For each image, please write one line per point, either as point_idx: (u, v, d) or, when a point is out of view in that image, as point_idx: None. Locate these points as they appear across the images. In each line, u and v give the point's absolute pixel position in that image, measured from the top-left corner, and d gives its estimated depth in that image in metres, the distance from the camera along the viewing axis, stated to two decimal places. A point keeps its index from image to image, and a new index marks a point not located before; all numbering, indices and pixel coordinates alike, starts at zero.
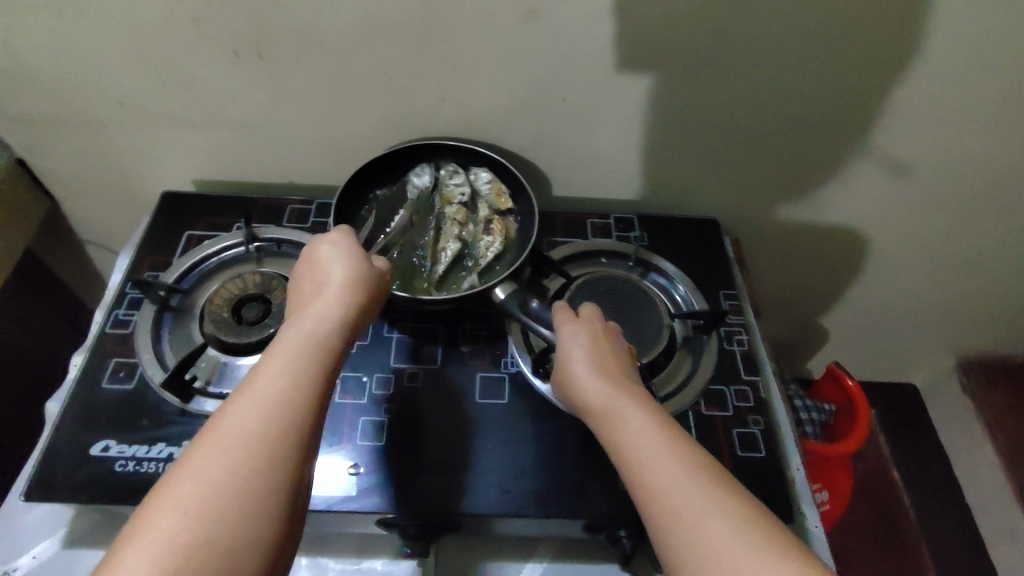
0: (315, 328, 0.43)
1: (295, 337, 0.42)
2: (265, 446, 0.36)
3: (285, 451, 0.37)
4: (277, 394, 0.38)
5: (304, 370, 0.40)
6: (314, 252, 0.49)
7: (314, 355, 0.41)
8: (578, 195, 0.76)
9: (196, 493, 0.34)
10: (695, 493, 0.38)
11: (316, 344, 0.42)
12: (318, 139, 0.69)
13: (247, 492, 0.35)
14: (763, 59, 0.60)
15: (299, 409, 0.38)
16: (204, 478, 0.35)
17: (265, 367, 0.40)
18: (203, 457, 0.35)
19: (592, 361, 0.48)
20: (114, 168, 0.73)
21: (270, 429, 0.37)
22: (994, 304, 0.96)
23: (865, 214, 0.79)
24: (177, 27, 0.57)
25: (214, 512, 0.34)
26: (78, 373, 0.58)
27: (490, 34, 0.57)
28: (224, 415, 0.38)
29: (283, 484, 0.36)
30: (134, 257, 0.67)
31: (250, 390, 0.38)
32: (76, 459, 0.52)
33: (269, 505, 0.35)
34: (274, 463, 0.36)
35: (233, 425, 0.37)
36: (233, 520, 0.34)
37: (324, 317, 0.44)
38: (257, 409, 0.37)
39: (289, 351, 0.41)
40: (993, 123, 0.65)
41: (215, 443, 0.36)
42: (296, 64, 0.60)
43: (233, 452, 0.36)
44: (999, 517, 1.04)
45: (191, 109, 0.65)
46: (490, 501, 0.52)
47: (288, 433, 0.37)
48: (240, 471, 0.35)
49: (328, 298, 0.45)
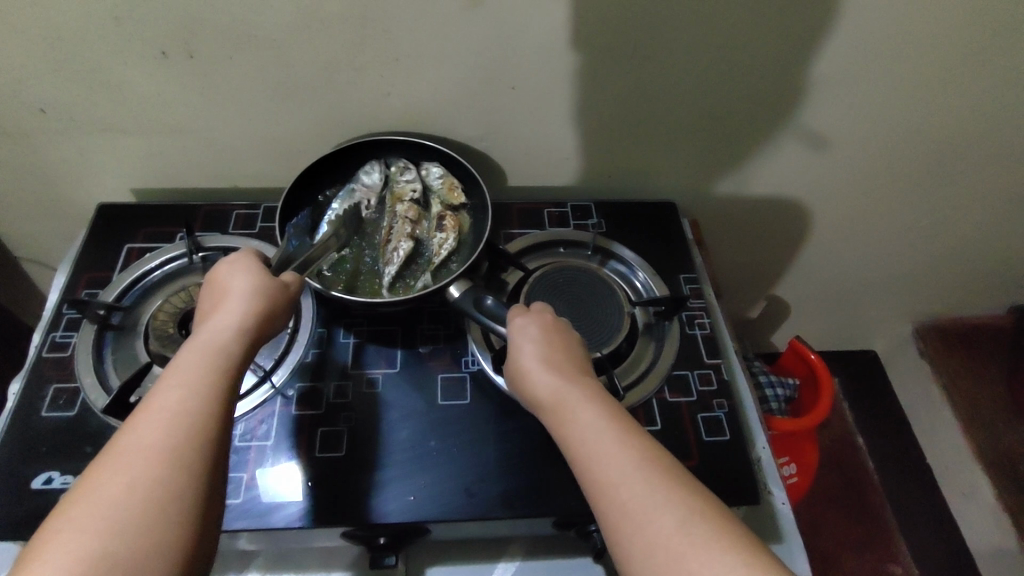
0: (218, 339, 0.41)
1: (198, 350, 0.40)
2: (169, 460, 0.34)
3: (191, 462, 0.35)
4: (177, 408, 0.36)
5: (207, 381, 0.38)
6: (217, 269, 0.47)
7: (217, 366, 0.40)
8: (534, 185, 0.75)
9: (95, 513, 0.32)
10: (629, 474, 0.38)
11: (221, 355, 0.40)
12: (260, 140, 0.66)
13: (151, 508, 0.33)
14: (711, 39, 0.59)
15: (205, 421, 0.37)
16: (103, 497, 0.33)
17: (163, 384, 0.38)
18: (101, 480, 0.33)
19: (540, 351, 0.47)
20: (43, 181, 0.69)
21: (172, 442, 0.35)
22: (946, 268, 0.99)
23: (817, 187, 0.80)
24: (98, 28, 0.53)
25: (115, 531, 0.32)
26: (15, 401, 0.55)
27: (432, 24, 0.55)
28: (124, 434, 0.36)
29: (192, 496, 0.34)
30: (70, 276, 0.63)
31: (149, 409, 0.36)
32: (17, 493, 0.50)
33: (177, 517, 0.33)
34: (179, 475, 0.34)
35: (134, 443, 0.35)
36: (138, 534, 0.32)
37: (225, 329, 0.42)
38: (158, 426, 0.36)
39: (191, 363, 0.39)
40: (937, 91, 0.66)
41: (114, 466, 0.34)
42: (230, 63, 0.57)
43: (135, 468, 0.34)
44: (959, 475, 1.08)
45: (122, 114, 0.62)
46: (456, 506, 0.51)
47: (195, 444, 0.36)
48: (143, 487, 0.33)
49: (230, 308, 0.43)
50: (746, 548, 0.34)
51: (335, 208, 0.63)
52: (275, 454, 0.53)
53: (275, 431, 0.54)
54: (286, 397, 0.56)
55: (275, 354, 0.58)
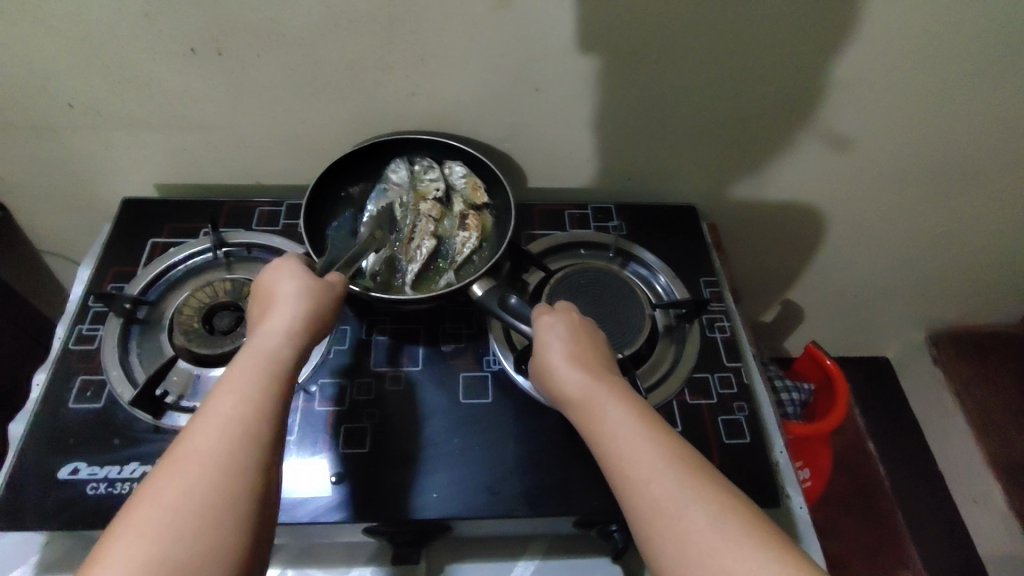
0: (270, 346, 0.42)
1: (251, 357, 0.41)
2: (225, 465, 0.35)
3: (247, 467, 0.35)
4: (234, 413, 0.37)
5: (262, 387, 0.39)
6: (263, 277, 0.48)
7: (269, 372, 0.40)
8: (554, 185, 0.76)
9: (155, 518, 0.33)
10: (664, 477, 0.38)
11: (273, 361, 0.41)
12: (285, 137, 0.66)
13: (209, 511, 0.33)
14: (736, 44, 0.59)
15: (259, 427, 0.37)
16: (161, 502, 0.33)
17: (220, 390, 0.38)
18: (161, 483, 0.34)
19: (566, 350, 0.47)
20: (69, 175, 0.70)
21: (228, 448, 0.36)
22: (962, 276, 0.98)
23: (836, 192, 0.80)
24: (129, 26, 0.54)
25: (175, 534, 0.32)
26: (42, 392, 0.55)
27: (460, 25, 0.55)
28: (182, 441, 0.36)
29: (248, 500, 0.34)
30: (96, 269, 0.64)
31: (207, 414, 0.37)
32: (45, 483, 0.50)
33: (234, 522, 0.33)
34: (235, 480, 0.35)
35: (193, 448, 0.35)
36: (196, 539, 0.32)
37: (277, 334, 0.43)
38: (214, 431, 0.36)
39: (245, 370, 0.40)
40: (961, 98, 0.66)
41: (172, 470, 0.35)
42: (258, 61, 0.58)
43: (193, 474, 0.34)
44: (972, 483, 1.08)
45: (149, 110, 0.62)
46: (478, 504, 0.51)
47: (250, 449, 0.36)
48: (200, 491, 0.34)
49: (281, 315, 0.44)
50: (777, 546, 0.34)
51: (370, 209, 0.64)
52: (297, 450, 0.53)
53: (297, 427, 0.54)
54: (308, 393, 0.56)
55: None
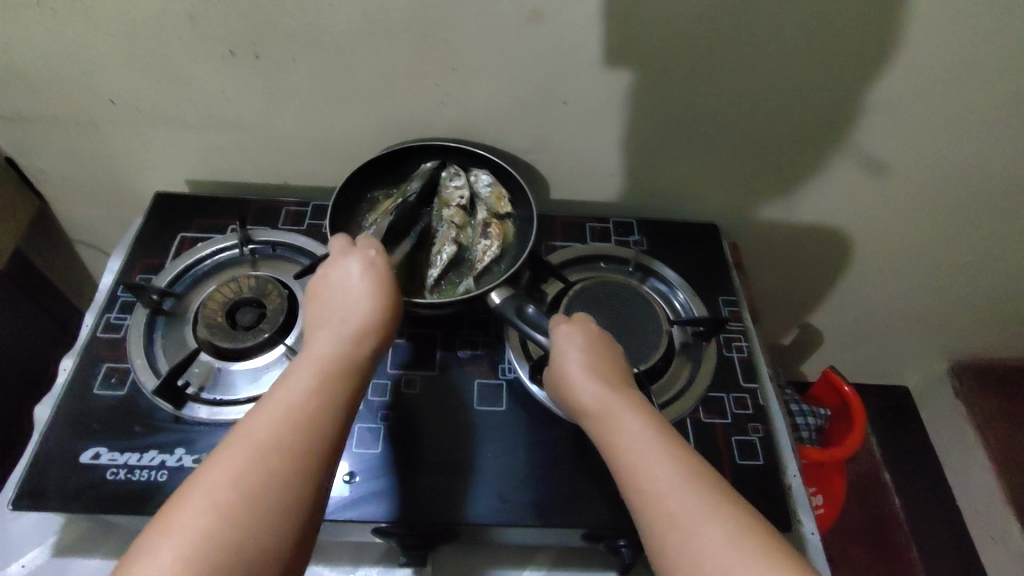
0: (342, 343, 0.44)
1: (325, 352, 0.43)
2: (289, 456, 0.37)
3: (308, 462, 0.37)
4: (302, 406, 0.39)
5: (330, 385, 0.41)
6: (335, 261, 0.49)
7: (338, 372, 0.42)
8: (577, 198, 0.76)
9: (218, 497, 0.34)
10: (686, 494, 0.38)
11: (342, 360, 0.43)
12: (313, 139, 0.68)
13: (268, 498, 0.35)
14: (767, 65, 0.59)
15: (327, 425, 0.39)
16: (225, 483, 0.35)
17: (293, 380, 0.40)
18: (228, 462, 0.36)
19: (584, 362, 0.47)
20: (104, 167, 0.72)
21: (293, 440, 0.37)
22: (986, 309, 0.97)
23: (859, 217, 0.79)
24: (171, 27, 0.56)
25: (240, 516, 0.34)
26: (69, 377, 0.57)
27: (491, 36, 0.56)
28: (250, 423, 0.38)
29: (303, 494, 0.36)
30: (127, 260, 0.65)
31: (278, 402, 0.39)
32: (67, 466, 0.51)
33: (288, 514, 0.35)
34: (297, 473, 0.36)
35: (263, 432, 0.37)
36: (254, 523, 0.34)
37: (348, 333, 0.44)
38: (281, 420, 0.38)
39: (318, 365, 0.42)
40: (993, 130, 0.65)
41: (239, 451, 0.36)
42: (292, 65, 0.59)
43: (261, 458, 0.36)
44: (989, 521, 1.05)
45: (184, 107, 0.64)
46: (487, 510, 0.52)
47: (315, 444, 0.38)
48: (265, 478, 0.35)
49: (355, 310, 0.46)
50: (792, 569, 0.34)
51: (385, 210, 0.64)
52: None
53: None
54: None
55: None
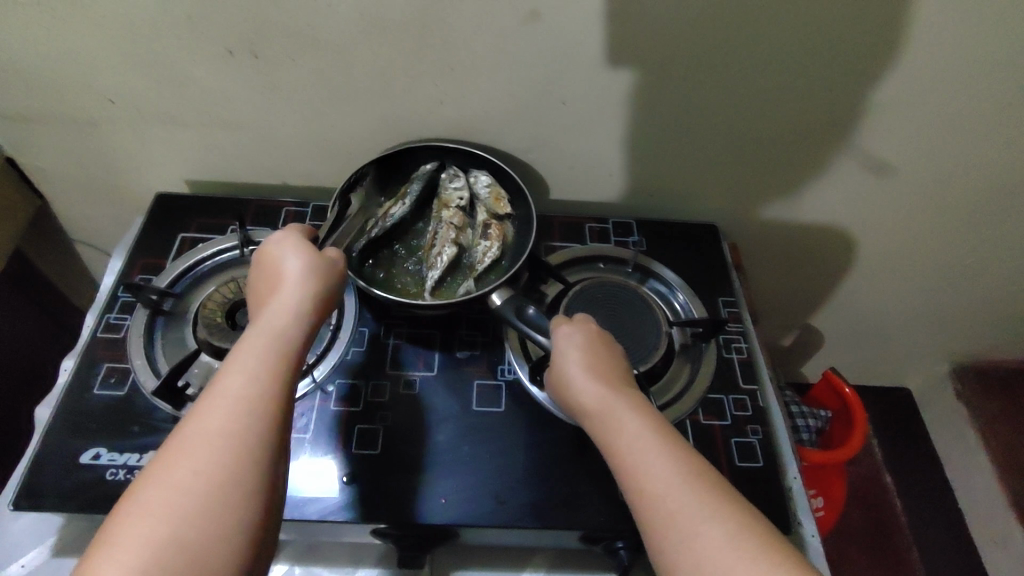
0: (275, 327, 0.43)
1: (256, 337, 0.42)
2: (232, 443, 0.36)
3: (253, 447, 0.36)
4: (241, 391, 0.38)
5: (268, 367, 0.40)
6: (267, 256, 0.49)
7: (275, 352, 0.41)
8: (577, 199, 0.76)
9: (166, 496, 0.34)
10: (687, 494, 0.37)
11: (280, 339, 0.42)
12: (313, 139, 0.68)
13: (217, 488, 0.34)
14: (766, 66, 0.59)
15: (262, 410, 0.38)
16: (172, 480, 0.34)
17: (229, 368, 0.39)
18: (172, 461, 0.35)
19: (584, 362, 0.47)
20: (104, 167, 0.72)
21: (235, 427, 0.36)
22: (988, 310, 0.97)
23: (859, 218, 0.79)
24: (170, 27, 0.56)
25: (183, 514, 0.33)
26: (68, 378, 0.57)
27: (490, 36, 0.56)
28: (190, 418, 0.37)
29: (254, 478, 0.35)
30: (126, 260, 0.66)
31: (215, 392, 0.38)
32: (66, 466, 0.52)
33: (241, 501, 0.34)
34: (244, 459, 0.36)
35: (200, 428, 0.36)
36: (205, 516, 0.33)
37: (284, 315, 0.44)
38: (222, 409, 0.37)
39: (249, 351, 0.41)
40: (993, 131, 0.65)
41: (182, 448, 0.36)
42: (291, 64, 0.59)
43: (201, 453, 0.35)
44: (991, 523, 1.05)
45: (183, 107, 0.64)
46: (485, 512, 0.52)
47: (257, 426, 0.37)
48: (212, 470, 0.35)
49: (286, 296, 0.45)
50: (794, 570, 0.34)
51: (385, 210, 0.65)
52: (312, 448, 0.54)
53: (314, 425, 0.55)
54: (325, 392, 0.57)
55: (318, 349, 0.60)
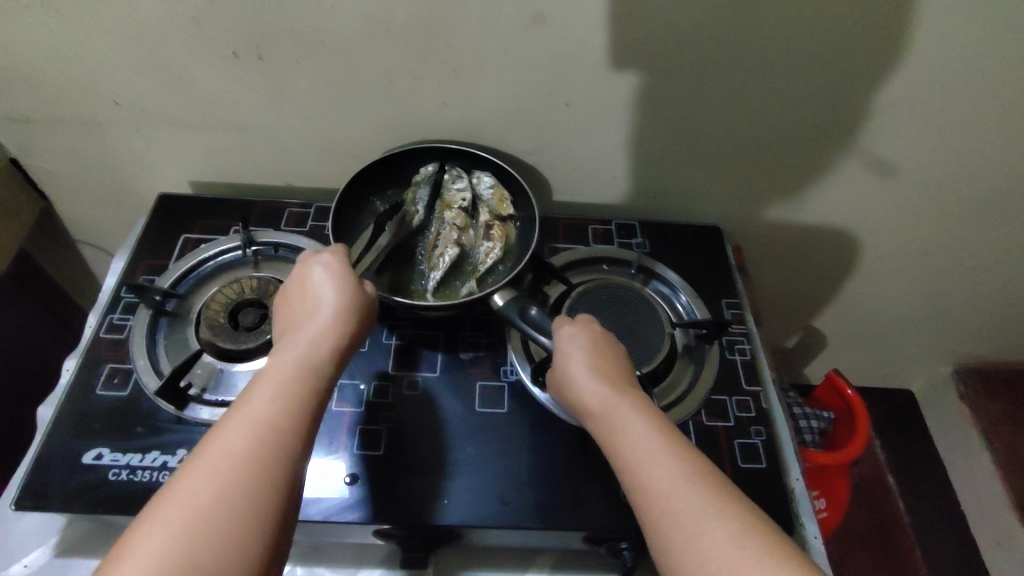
0: (304, 353, 0.43)
1: (286, 363, 0.42)
2: (255, 470, 0.36)
3: (275, 476, 0.36)
4: (267, 418, 0.38)
5: (295, 395, 0.40)
6: (299, 276, 0.49)
7: (304, 382, 0.41)
8: (580, 200, 0.76)
9: (183, 517, 0.34)
10: (692, 495, 0.37)
11: (308, 368, 0.42)
12: (316, 141, 0.68)
13: (235, 515, 0.34)
14: (770, 67, 0.59)
15: (287, 435, 0.38)
16: (191, 501, 0.34)
17: (256, 393, 0.40)
18: (191, 480, 0.35)
19: (588, 363, 0.47)
20: (107, 168, 0.72)
21: (259, 454, 0.37)
22: (991, 312, 0.96)
23: (862, 219, 0.79)
24: (174, 28, 0.56)
25: (199, 532, 0.33)
26: (71, 378, 0.57)
27: (494, 38, 0.56)
28: (214, 438, 0.37)
29: (273, 507, 0.36)
30: (129, 261, 0.66)
31: (241, 415, 0.38)
32: (69, 467, 0.52)
33: (258, 529, 0.35)
34: (264, 487, 0.36)
35: (223, 447, 0.37)
36: (221, 541, 0.33)
37: (316, 344, 0.44)
38: (247, 434, 0.37)
39: (280, 375, 0.41)
40: (998, 133, 0.65)
41: (203, 468, 0.36)
42: (295, 66, 0.59)
43: (222, 472, 0.36)
44: (993, 525, 1.05)
45: (187, 108, 0.64)
46: (488, 513, 0.52)
47: (281, 455, 0.37)
48: (232, 495, 0.35)
49: (318, 325, 0.45)
50: (798, 569, 0.34)
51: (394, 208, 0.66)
52: (314, 449, 0.54)
53: (316, 425, 0.55)
54: None
55: None
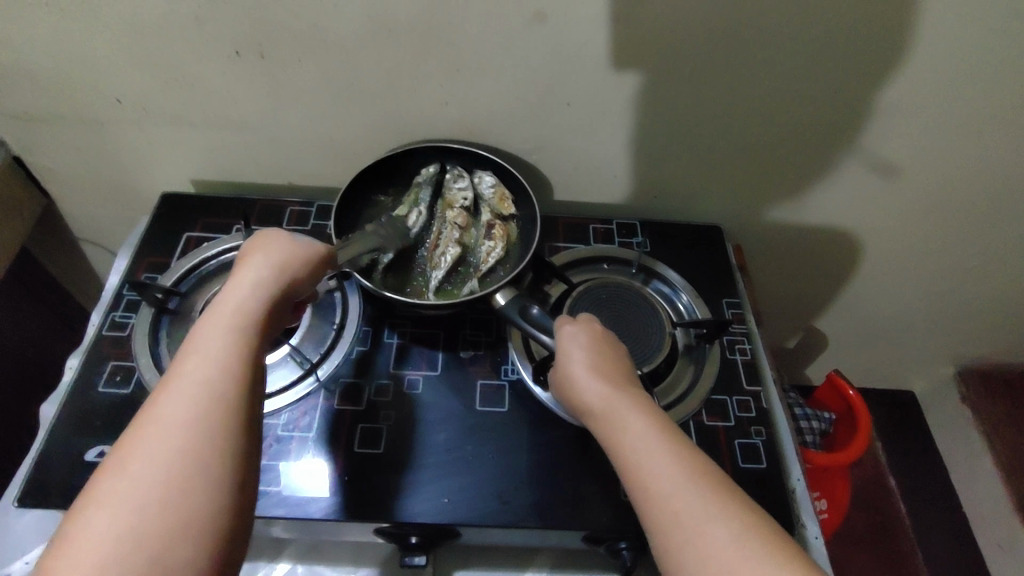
0: (235, 307, 0.41)
1: (216, 319, 0.40)
2: (191, 433, 0.35)
3: (213, 436, 0.35)
4: (198, 378, 0.37)
5: (229, 352, 0.38)
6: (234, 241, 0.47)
7: (236, 336, 0.39)
8: (581, 200, 0.76)
9: (122, 491, 0.33)
10: (691, 496, 0.37)
11: (241, 321, 0.40)
12: (318, 140, 0.68)
13: (174, 481, 0.33)
14: (770, 67, 0.59)
15: (220, 392, 0.37)
16: (128, 474, 0.33)
17: (186, 355, 0.38)
18: (128, 453, 0.34)
19: (589, 362, 0.47)
20: (111, 166, 0.72)
21: (193, 417, 0.35)
22: (994, 313, 0.96)
23: (863, 220, 0.79)
24: (177, 27, 0.56)
25: (143, 503, 0.32)
26: (74, 375, 0.57)
27: (495, 38, 0.57)
28: (149, 409, 0.36)
29: (216, 468, 0.34)
30: (133, 258, 0.66)
31: (173, 380, 0.37)
32: (72, 463, 0.52)
33: (201, 492, 0.33)
34: (201, 448, 0.34)
35: (156, 416, 0.35)
36: (163, 510, 0.32)
37: (247, 296, 0.42)
38: (180, 400, 0.36)
39: (206, 337, 0.39)
40: (999, 134, 0.65)
41: (138, 439, 0.35)
42: (297, 65, 0.59)
43: (158, 439, 0.34)
44: (995, 527, 1.05)
45: (189, 107, 0.64)
46: (487, 511, 0.52)
47: (218, 415, 0.36)
48: (169, 463, 0.34)
49: (248, 279, 0.43)
50: (799, 571, 0.34)
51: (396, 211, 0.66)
52: (315, 447, 0.54)
53: (317, 424, 0.55)
54: (329, 391, 0.57)
55: (321, 347, 0.60)
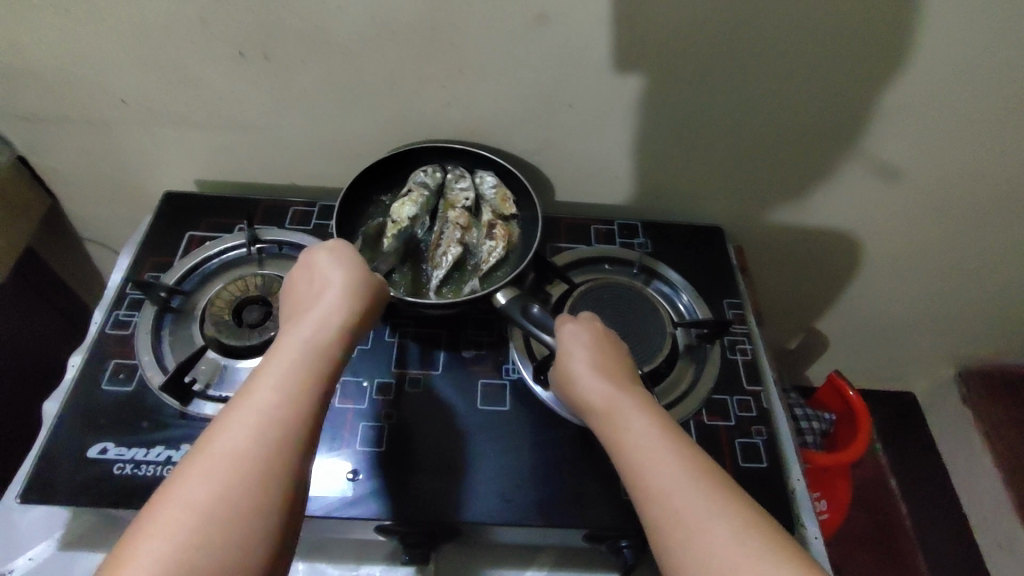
0: (310, 338, 0.42)
1: (291, 349, 0.41)
2: (256, 467, 0.35)
3: (277, 473, 0.35)
4: (269, 410, 0.37)
5: (301, 386, 0.39)
6: (314, 259, 0.48)
7: (309, 369, 0.40)
8: (583, 201, 0.76)
9: (184, 518, 0.33)
10: (691, 492, 0.38)
11: (314, 354, 0.41)
12: (322, 140, 0.68)
13: (235, 516, 0.33)
14: (772, 69, 0.59)
15: (290, 427, 0.37)
16: (191, 501, 0.34)
17: (260, 383, 0.38)
18: (193, 478, 0.35)
19: (591, 361, 0.47)
20: (115, 166, 0.73)
21: (260, 450, 0.36)
22: (995, 315, 0.96)
23: (865, 222, 0.79)
24: (182, 28, 0.56)
25: (201, 535, 0.33)
26: (77, 372, 0.57)
27: (498, 39, 0.57)
28: (218, 432, 0.37)
29: (276, 506, 0.35)
30: (136, 258, 0.66)
31: (245, 407, 0.37)
32: (75, 461, 0.52)
33: (258, 530, 0.34)
34: (263, 484, 0.35)
35: (224, 443, 0.36)
36: (222, 543, 0.33)
37: (322, 327, 0.42)
38: (249, 429, 0.36)
39: (280, 366, 0.40)
40: (1001, 135, 0.65)
41: (205, 465, 0.35)
42: (301, 65, 0.60)
43: (224, 469, 0.35)
44: (996, 529, 1.05)
45: (194, 108, 0.65)
46: (488, 509, 0.52)
47: (285, 451, 0.36)
48: (232, 494, 0.34)
49: (324, 308, 0.44)
50: (797, 566, 0.34)
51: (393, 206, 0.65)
52: (316, 446, 0.54)
53: None
54: None
55: None
